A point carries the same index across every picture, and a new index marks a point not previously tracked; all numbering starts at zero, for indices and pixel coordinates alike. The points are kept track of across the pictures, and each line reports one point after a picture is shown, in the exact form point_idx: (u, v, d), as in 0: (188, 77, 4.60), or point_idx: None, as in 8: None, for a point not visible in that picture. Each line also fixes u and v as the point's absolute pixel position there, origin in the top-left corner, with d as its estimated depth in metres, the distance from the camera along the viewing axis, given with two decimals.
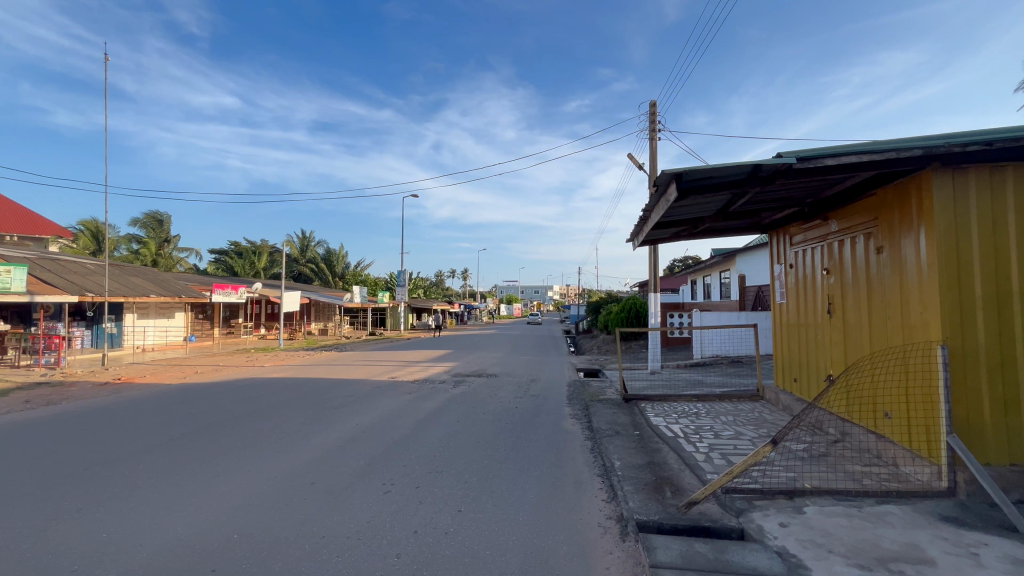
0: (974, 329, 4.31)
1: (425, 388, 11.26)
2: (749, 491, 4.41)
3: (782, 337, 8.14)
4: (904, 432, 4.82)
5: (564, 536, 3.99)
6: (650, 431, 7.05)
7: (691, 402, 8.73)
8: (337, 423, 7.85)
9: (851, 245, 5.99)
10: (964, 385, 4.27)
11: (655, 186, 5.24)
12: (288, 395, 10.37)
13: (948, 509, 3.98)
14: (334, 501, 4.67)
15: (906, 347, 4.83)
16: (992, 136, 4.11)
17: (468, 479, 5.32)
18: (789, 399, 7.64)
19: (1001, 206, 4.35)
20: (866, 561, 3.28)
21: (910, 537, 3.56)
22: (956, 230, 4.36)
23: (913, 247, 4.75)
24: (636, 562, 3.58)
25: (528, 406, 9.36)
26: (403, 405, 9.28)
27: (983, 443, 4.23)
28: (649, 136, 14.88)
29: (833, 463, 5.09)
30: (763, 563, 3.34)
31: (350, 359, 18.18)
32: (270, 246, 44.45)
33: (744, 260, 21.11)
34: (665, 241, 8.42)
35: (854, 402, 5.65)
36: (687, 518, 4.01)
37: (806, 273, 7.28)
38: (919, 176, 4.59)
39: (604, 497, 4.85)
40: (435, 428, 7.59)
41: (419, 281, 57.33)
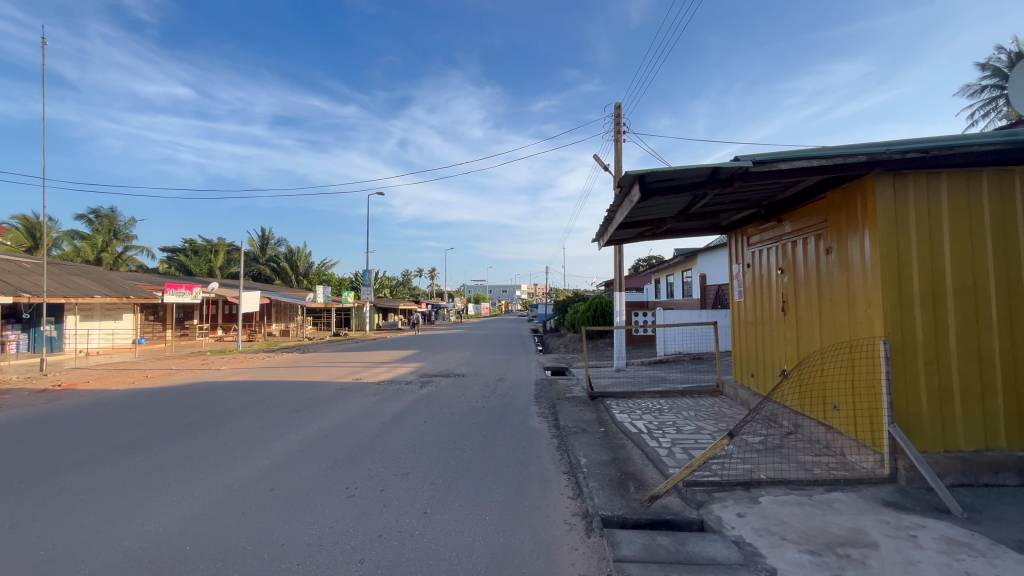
0: (913, 324, 4.59)
1: (390, 389, 11.08)
2: (709, 484, 4.55)
3: (739, 334, 8.47)
4: (851, 422, 5.09)
5: (529, 535, 4.01)
6: (615, 427, 7.18)
7: (655, 398, 8.92)
8: (298, 426, 7.62)
9: (803, 245, 6.27)
10: (904, 377, 4.56)
11: (619, 187, 5.33)
12: (246, 398, 10.00)
13: (890, 494, 4.24)
14: (294, 508, 4.52)
15: (853, 342, 5.09)
16: (928, 143, 4.39)
17: (434, 480, 5.26)
18: (746, 394, 7.94)
19: (936, 209, 4.64)
20: (816, 547, 3.45)
21: (856, 522, 3.76)
22: (897, 230, 4.64)
23: (858, 248, 5.02)
24: (601, 557, 3.64)
25: (495, 406, 9.35)
26: (367, 407, 9.08)
27: (920, 431, 4.52)
28: (614, 138, 15.12)
29: (787, 454, 5.32)
30: (721, 553, 3.46)
31: (313, 360, 17.66)
32: (227, 243, 42.66)
33: (705, 260, 21.79)
34: (629, 241, 8.58)
35: (806, 394, 5.93)
36: (649, 512, 4.11)
37: (762, 273, 7.57)
38: (863, 180, 4.86)
39: (570, 494, 4.91)
40: (400, 429, 7.47)
41: (385, 280, 56.54)
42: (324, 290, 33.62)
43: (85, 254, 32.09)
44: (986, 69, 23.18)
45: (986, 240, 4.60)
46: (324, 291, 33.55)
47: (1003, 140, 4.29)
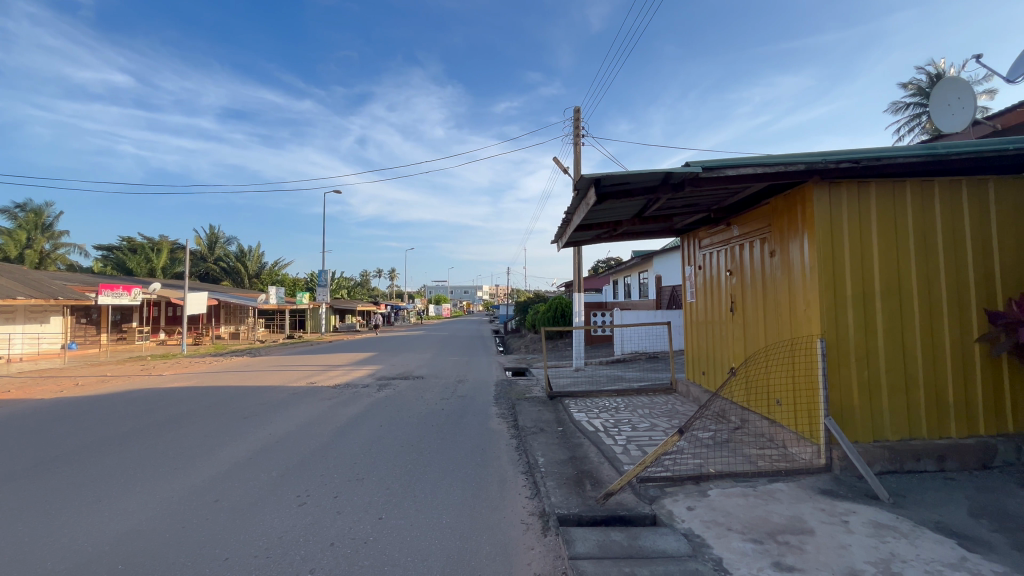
0: (846, 322, 4.91)
1: (346, 393, 10.77)
2: (661, 479, 4.69)
3: (692, 333, 8.77)
4: (792, 416, 5.38)
5: (486, 536, 4.00)
6: (573, 427, 7.28)
7: (612, 397, 9.12)
8: (247, 433, 7.29)
9: (749, 248, 6.57)
10: (838, 372, 4.87)
11: (576, 190, 5.42)
12: (190, 405, 9.47)
13: (825, 483, 4.52)
14: (240, 520, 4.31)
15: (794, 340, 5.39)
16: (859, 154, 4.70)
17: (390, 485, 5.16)
18: (698, 391, 8.25)
19: (866, 215, 4.99)
20: (759, 535, 3.62)
21: (795, 510, 3.98)
22: (832, 235, 4.96)
23: (798, 251, 5.31)
24: (556, 556, 3.68)
25: (454, 408, 9.28)
26: (321, 412, 8.79)
27: (852, 422, 4.84)
28: (574, 142, 15.35)
29: (734, 448, 5.56)
30: (671, 545, 3.57)
31: (265, 364, 16.97)
32: (170, 242, 40.29)
33: (661, 262, 22.46)
34: (587, 242, 8.74)
35: (752, 391, 6.22)
36: (604, 509, 4.19)
37: (712, 275, 7.88)
38: (803, 187, 5.16)
39: (527, 494, 4.94)
40: (356, 434, 7.29)
41: (343, 281, 55.09)
42: (278, 291, 32.36)
43: (5, 251, 29.94)
44: (910, 87, 25.15)
45: (910, 245, 4.98)
46: (278, 292, 32.30)
47: (923, 153, 4.64)
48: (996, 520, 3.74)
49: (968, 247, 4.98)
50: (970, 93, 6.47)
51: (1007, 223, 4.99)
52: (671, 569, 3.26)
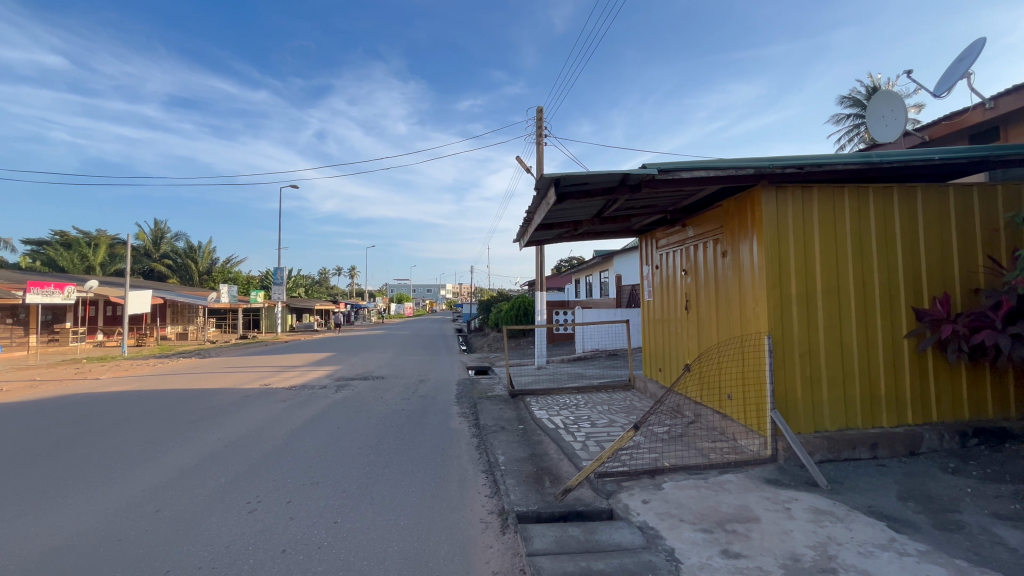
0: (791, 320, 5.18)
1: (302, 395, 10.43)
2: (618, 474, 4.79)
3: (649, 331, 9.01)
4: (742, 410, 5.62)
5: (444, 536, 3.98)
6: (534, 424, 7.33)
7: (572, 394, 9.25)
8: (194, 438, 6.93)
9: (703, 249, 6.81)
10: (783, 367, 5.13)
11: (536, 189, 5.45)
12: (131, 410, 8.91)
13: (771, 472, 4.75)
14: (183, 530, 4.09)
15: (743, 337, 5.62)
16: (802, 161, 4.96)
17: (346, 488, 5.03)
18: (655, 387, 8.49)
19: (809, 218, 5.26)
20: (708, 525, 3.76)
21: (742, 500, 4.16)
22: (778, 237, 5.21)
23: (747, 251, 5.55)
24: (514, 553, 3.70)
25: (415, 408, 9.16)
26: (275, 415, 8.48)
27: (795, 414, 5.11)
28: (536, 141, 15.45)
29: (688, 442, 5.76)
30: (626, 538, 3.65)
31: (215, 366, 16.21)
32: (110, 236, 37.77)
33: (621, 261, 22.97)
34: (549, 241, 8.81)
35: (705, 386, 6.46)
36: (563, 505, 4.24)
37: (668, 274, 8.12)
38: (752, 190, 5.39)
39: (487, 492, 4.94)
40: (312, 436, 7.07)
41: (300, 279, 53.29)
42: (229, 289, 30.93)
43: None
44: (849, 99, 26.82)
45: (848, 247, 5.29)
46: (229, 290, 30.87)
47: (860, 161, 4.95)
48: (921, 502, 4.04)
49: (899, 249, 5.34)
50: (902, 106, 6.96)
51: (934, 227, 5.37)
52: (626, 561, 3.33)
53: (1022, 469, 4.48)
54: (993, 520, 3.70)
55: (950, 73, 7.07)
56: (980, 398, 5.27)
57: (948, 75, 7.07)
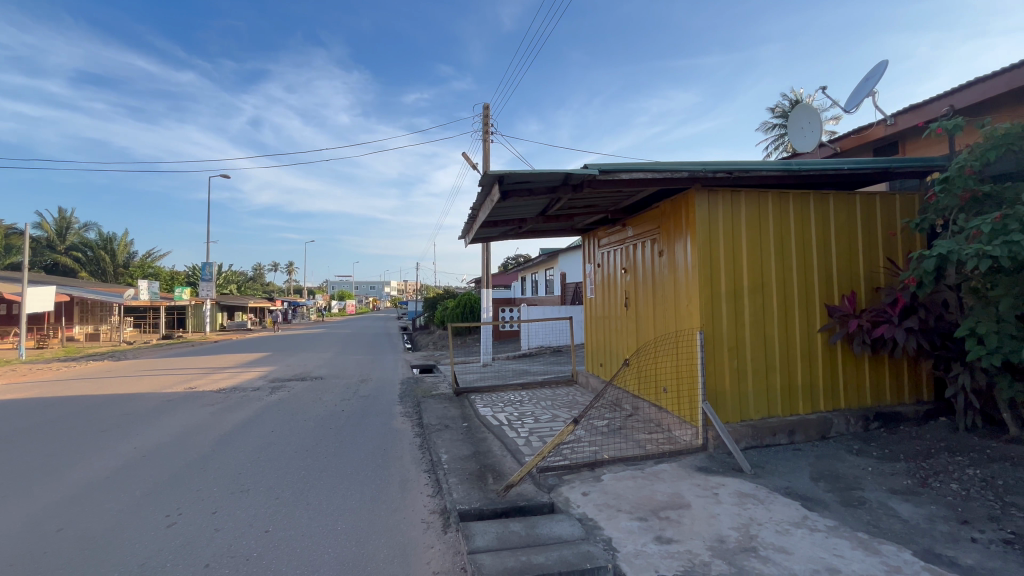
0: (720, 316, 5.50)
1: (232, 398, 9.80)
2: (559, 468, 4.88)
3: (592, 328, 9.24)
4: (676, 402, 5.89)
5: (384, 538, 3.89)
6: (478, 422, 7.32)
7: (516, 391, 9.33)
8: (105, 449, 6.32)
9: (642, 248, 7.06)
10: (712, 361, 5.44)
11: (480, 186, 5.42)
12: (29, 420, 8.00)
13: (701, 460, 5.03)
14: (89, 550, 3.72)
15: (678, 333, 5.90)
16: (731, 166, 5.27)
17: (279, 494, 4.79)
18: (596, 382, 8.73)
19: (737, 221, 5.60)
20: (644, 513, 3.92)
21: (675, 487, 4.37)
22: (710, 238, 5.51)
23: (682, 251, 5.83)
24: (456, 552, 3.68)
25: (356, 409, 8.88)
26: (201, 420, 7.91)
27: (724, 405, 5.43)
28: (482, 137, 15.39)
29: (626, 435, 5.98)
30: (566, 531, 3.73)
31: (132, 369, 14.87)
32: (6, 225, 33.63)
33: (566, 259, 23.44)
34: (494, 239, 8.80)
35: (642, 380, 6.71)
36: (505, 501, 4.26)
37: (610, 272, 8.35)
38: (687, 193, 5.66)
39: (429, 492, 4.88)
40: (242, 441, 6.67)
41: (231, 275, 50.05)
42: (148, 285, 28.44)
43: None
44: (774, 111, 28.86)
45: (771, 247, 5.68)
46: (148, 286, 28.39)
47: (782, 168, 5.32)
48: (830, 482, 4.42)
49: (814, 250, 5.80)
50: (818, 119, 7.57)
51: (843, 231, 5.88)
52: (565, 553, 3.39)
53: (913, 448, 5.01)
54: (889, 495, 4.12)
55: (858, 91, 7.77)
56: (880, 386, 5.84)
57: (856, 93, 7.77)
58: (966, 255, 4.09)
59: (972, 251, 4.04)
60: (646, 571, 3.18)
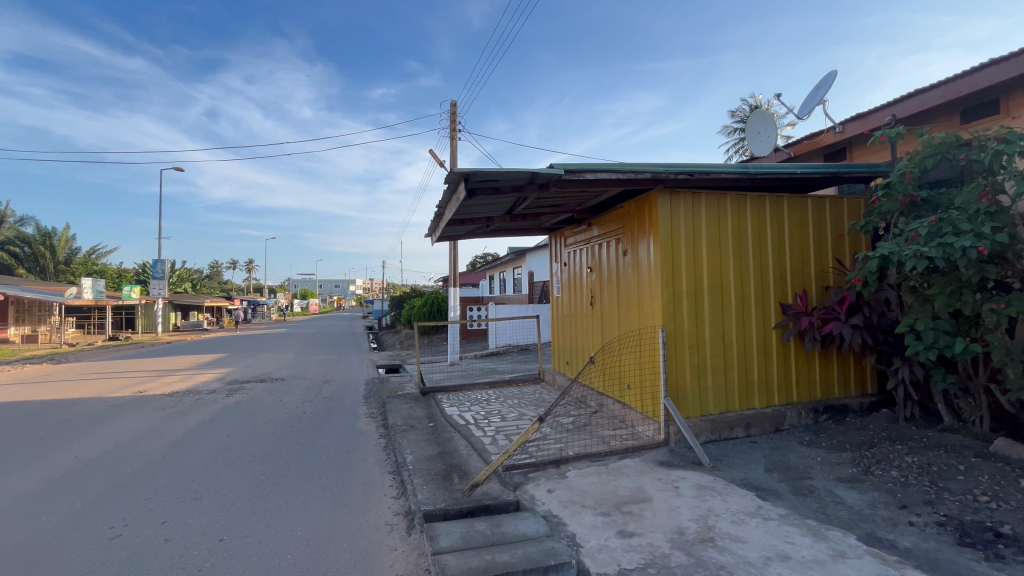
0: (681, 314, 5.65)
1: (186, 401, 9.36)
2: (525, 466, 4.90)
3: (558, 326, 9.31)
4: (639, 398, 6.02)
5: (346, 543, 3.81)
6: (444, 421, 7.27)
7: (483, 390, 9.31)
8: (42, 458, 5.90)
9: (607, 248, 7.17)
10: (674, 357, 5.59)
11: (446, 184, 5.37)
12: None
13: (663, 455, 5.16)
14: (22, 567, 3.46)
15: (641, 330, 6.02)
16: (692, 169, 5.42)
17: (235, 501, 4.61)
18: (562, 379, 8.82)
19: (698, 221, 5.77)
20: (607, 508, 3.99)
21: (638, 482, 4.47)
22: (671, 238, 5.66)
23: (645, 251, 5.95)
24: (420, 554, 3.64)
25: (318, 410, 8.65)
26: (151, 425, 7.51)
27: (684, 400, 5.59)
28: (450, 135, 15.27)
29: (591, 431, 6.06)
30: (531, 528, 3.76)
31: (74, 372, 13.94)
32: None
33: (534, 258, 23.57)
34: (461, 237, 8.74)
35: (607, 377, 6.82)
36: (470, 501, 4.24)
37: (576, 271, 8.44)
38: (650, 194, 5.79)
39: (393, 494, 4.81)
40: (196, 446, 6.38)
41: (185, 272, 47.79)
42: (91, 283, 26.75)
43: None
44: (733, 117, 29.90)
45: (729, 248, 5.88)
46: (92, 284, 26.70)
47: (740, 171, 5.51)
48: (783, 472, 4.63)
49: (769, 251, 6.04)
50: (773, 124, 7.89)
51: (796, 233, 6.15)
52: (530, 550, 3.41)
53: (858, 438, 5.30)
54: (835, 483, 4.35)
55: (810, 99, 8.15)
56: (829, 380, 6.15)
57: (809, 101, 8.13)
58: (906, 256, 4.35)
59: (912, 253, 4.30)
60: (608, 565, 3.24)
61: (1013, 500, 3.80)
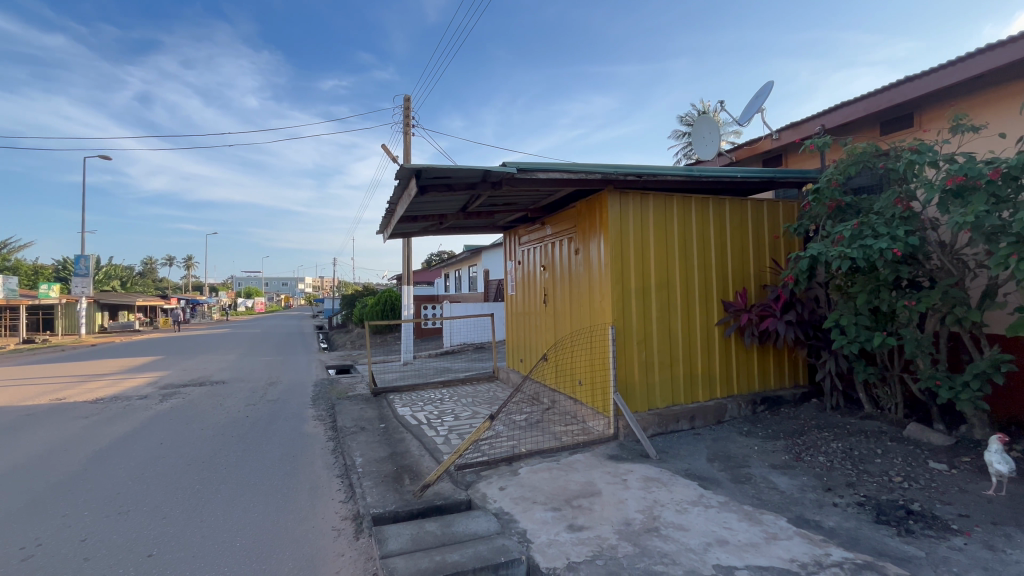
0: (630, 311, 5.81)
1: (113, 408, 8.67)
2: (477, 464, 4.89)
3: (512, 324, 9.34)
4: (590, 394, 6.14)
5: (289, 552, 3.65)
6: (396, 422, 7.12)
7: (437, 389, 9.21)
8: None
9: (559, 246, 7.26)
10: (623, 353, 5.74)
11: (396, 180, 5.26)
12: None
13: (612, 449, 5.30)
14: None
15: (592, 327, 6.15)
16: (641, 170, 5.59)
17: (166, 513, 4.31)
18: (516, 377, 8.86)
19: (646, 222, 5.95)
20: (558, 504, 4.04)
21: (588, 476, 4.56)
22: (621, 237, 5.81)
23: (596, 250, 6.08)
24: (368, 558, 3.55)
25: (262, 414, 8.26)
26: (70, 435, 6.90)
27: (633, 395, 5.76)
28: (404, 130, 14.97)
29: (544, 428, 6.13)
30: (482, 526, 3.75)
31: None
32: None
33: (490, 257, 23.57)
34: (414, 234, 8.60)
35: (559, 374, 6.92)
36: (421, 502, 4.18)
37: (530, 269, 8.49)
38: (601, 194, 5.91)
39: (341, 498, 4.67)
40: (124, 456, 5.92)
41: (113, 269, 44.29)
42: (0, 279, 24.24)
43: None
44: (682, 122, 31.07)
45: (675, 247, 6.11)
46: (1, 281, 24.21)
47: (685, 174, 5.73)
48: (723, 461, 4.87)
49: (712, 250, 6.32)
50: (716, 130, 8.27)
51: (737, 234, 6.47)
52: (480, 549, 3.41)
53: (790, 427, 5.66)
54: (770, 470, 4.62)
55: (749, 107, 8.60)
56: (765, 372, 6.52)
57: (748, 109, 8.58)
58: (832, 257, 4.68)
59: (837, 253, 4.63)
60: (558, 559, 3.29)
61: (922, 480, 4.18)
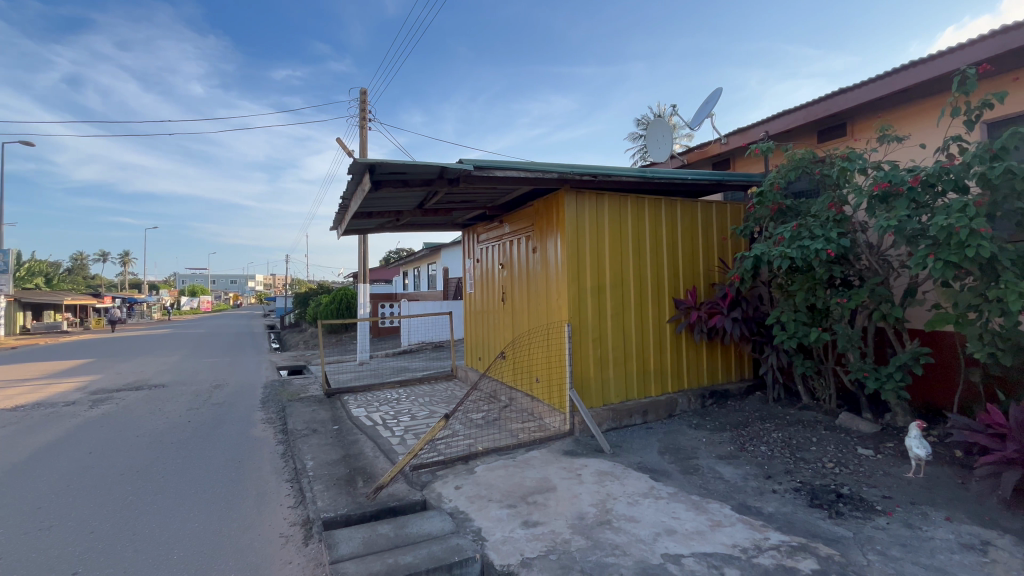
0: (586, 309, 5.92)
1: (35, 416, 7.99)
2: (433, 464, 4.84)
3: (471, 322, 9.30)
4: (546, 391, 6.20)
5: (232, 562, 3.48)
6: (350, 424, 6.92)
7: (393, 389, 9.04)
8: None
9: (517, 244, 7.28)
10: (579, 350, 5.84)
11: (349, 175, 5.12)
12: None
13: (568, 444, 5.38)
14: None
15: (549, 324, 6.21)
16: (596, 171, 5.69)
17: (95, 527, 4.02)
18: (474, 376, 8.83)
19: (601, 221, 6.07)
20: (513, 500, 4.06)
21: (544, 472, 4.61)
22: (577, 236, 5.89)
23: (553, 248, 6.14)
24: (317, 564, 3.44)
25: (206, 418, 7.84)
26: None
27: (588, 391, 5.86)
28: (361, 124, 14.61)
29: (501, 426, 6.14)
30: (436, 527, 3.72)
31: None
32: None
33: (449, 255, 23.37)
34: (370, 231, 8.40)
35: (517, 371, 6.95)
36: (374, 504, 4.10)
37: (488, 267, 8.47)
38: (558, 193, 5.97)
39: (290, 503, 4.50)
40: (47, 467, 5.46)
41: (38, 265, 40.84)
42: None
43: None
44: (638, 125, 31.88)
45: (629, 247, 6.26)
46: None
47: (638, 175, 5.88)
48: (673, 454, 5.05)
49: (664, 250, 6.52)
50: (669, 133, 8.54)
51: (687, 234, 6.70)
52: (434, 549, 3.37)
53: (735, 419, 5.93)
54: (716, 460, 4.82)
55: (700, 112, 8.93)
56: (713, 367, 6.80)
57: (699, 114, 8.92)
58: (773, 256, 4.94)
59: (778, 253, 4.90)
60: (512, 556, 3.30)
61: (851, 465, 4.49)
